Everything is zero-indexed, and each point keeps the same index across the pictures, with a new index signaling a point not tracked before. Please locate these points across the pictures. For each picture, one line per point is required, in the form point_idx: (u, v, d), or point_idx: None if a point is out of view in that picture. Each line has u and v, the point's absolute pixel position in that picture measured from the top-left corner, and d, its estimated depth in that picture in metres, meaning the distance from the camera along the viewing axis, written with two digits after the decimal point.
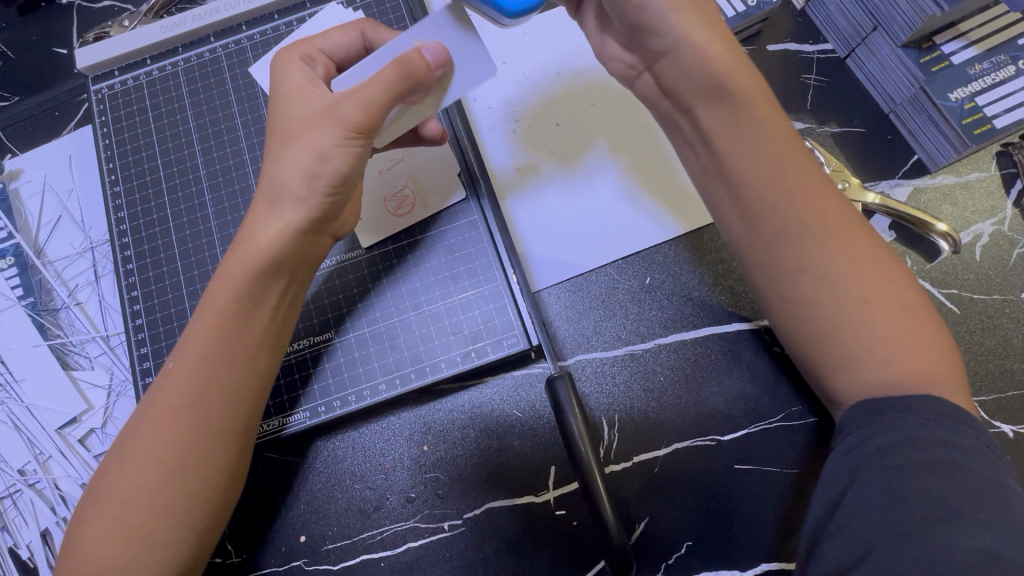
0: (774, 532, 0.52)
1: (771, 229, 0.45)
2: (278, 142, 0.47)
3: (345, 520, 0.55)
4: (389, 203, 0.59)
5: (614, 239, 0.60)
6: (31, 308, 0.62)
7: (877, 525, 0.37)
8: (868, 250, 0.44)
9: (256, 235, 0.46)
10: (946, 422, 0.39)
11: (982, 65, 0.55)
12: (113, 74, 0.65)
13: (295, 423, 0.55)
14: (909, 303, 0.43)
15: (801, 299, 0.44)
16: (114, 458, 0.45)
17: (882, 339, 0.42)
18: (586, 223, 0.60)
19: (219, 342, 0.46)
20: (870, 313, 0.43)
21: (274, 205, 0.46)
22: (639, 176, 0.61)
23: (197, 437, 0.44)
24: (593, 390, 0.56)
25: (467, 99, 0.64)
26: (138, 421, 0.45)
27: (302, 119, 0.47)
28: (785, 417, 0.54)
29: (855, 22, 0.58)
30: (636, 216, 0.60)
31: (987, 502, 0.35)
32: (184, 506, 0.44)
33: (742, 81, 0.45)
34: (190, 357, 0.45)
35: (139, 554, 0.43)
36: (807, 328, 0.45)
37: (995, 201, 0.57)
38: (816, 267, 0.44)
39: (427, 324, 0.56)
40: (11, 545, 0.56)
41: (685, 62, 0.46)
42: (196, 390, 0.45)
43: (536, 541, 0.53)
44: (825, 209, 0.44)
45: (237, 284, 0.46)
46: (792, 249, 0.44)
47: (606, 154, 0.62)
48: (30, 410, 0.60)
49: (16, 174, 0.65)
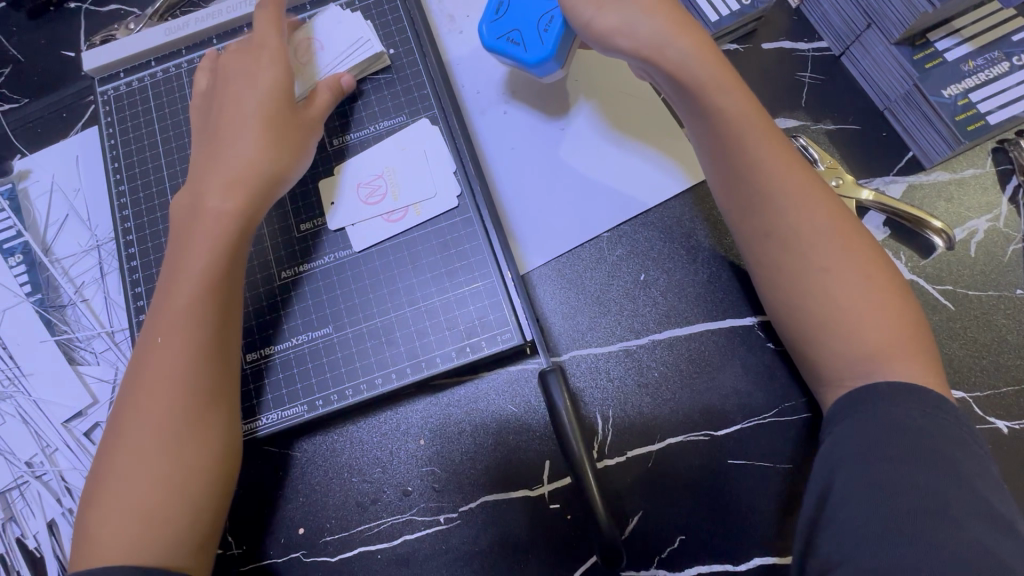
0: (766, 527, 0.52)
1: (748, 202, 0.47)
2: (229, 125, 0.55)
3: (342, 513, 0.56)
4: (362, 191, 0.61)
5: (619, 196, 0.61)
6: (39, 304, 0.63)
7: (864, 517, 0.37)
8: (845, 237, 0.45)
9: (223, 198, 0.52)
10: (933, 415, 0.39)
11: (976, 61, 0.55)
12: (118, 75, 0.66)
13: (268, 424, 0.56)
14: (885, 272, 0.44)
15: (777, 270, 0.46)
16: (107, 448, 0.46)
17: (868, 321, 0.43)
18: (588, 158, 0.63)
19: (196, 306, 0.48)
20: (851, 287, 0.43)
21: (234, 179, 0.52)
22: (633, 110, 0.63)
23: (184, 406, 0.46)
24: (587, 386, 0.57)
25: (461, 91, 0.66)
26: (125, 408, 0.47)
27: (257, 102, 0.55)
28: (778, 412, 0.54)
29: (849, 20, 0.59)
30: (635, 178, 0.62)
31: (972, 495, 0.36)
32: (183, 477, 0.45)
33: (708, 69, 0.47)
34: (170, 326, 0.48)
35: (155, 534, 0.43)
36: (787, 305, 0.46)
37: (990, 197, 0.57)
38: (787, 236, 0.45)
39: (422, 320, 0.57)
40: (19, 535, 0.58)
41: (661, 64, 0.48)
42: (181, 359, 0.47)
43: (531, 535, 0.54)
44: (794, 176, 0.46)
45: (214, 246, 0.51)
46: (768, 218, 0.46)
47: (598, 122, 0.63)
48: (38, 404, 0.61)
49: (25, 174, 0.67)
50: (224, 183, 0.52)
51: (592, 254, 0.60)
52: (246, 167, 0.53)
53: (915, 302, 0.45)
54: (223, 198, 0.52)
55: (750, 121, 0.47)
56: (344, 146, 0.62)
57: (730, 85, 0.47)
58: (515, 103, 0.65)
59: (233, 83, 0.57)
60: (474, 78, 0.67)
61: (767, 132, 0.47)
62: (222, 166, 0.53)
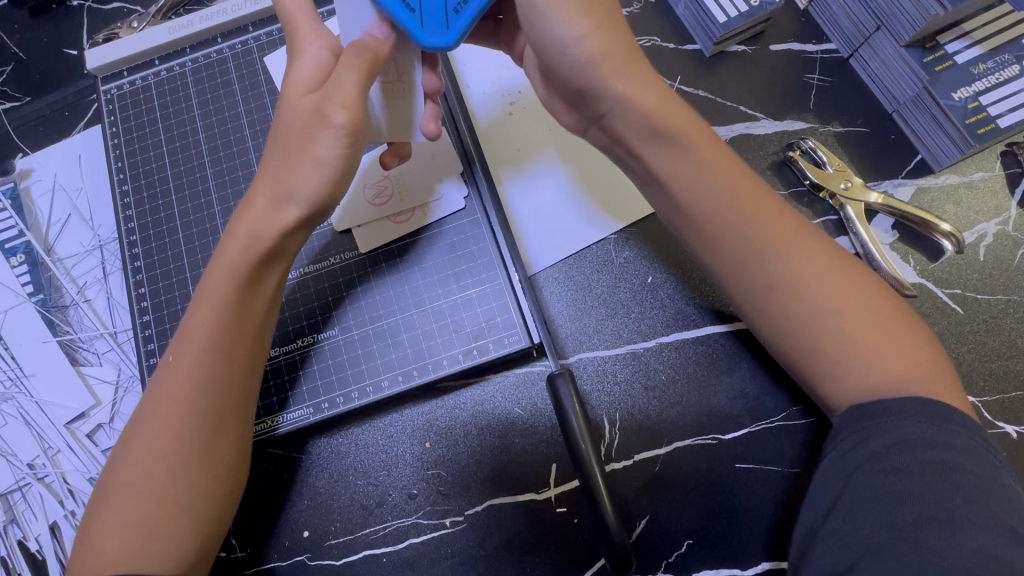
0: (773, 531, 0.52)
1: (741, 255, 0.45)
2: (279, 145, 0.48)
3: (347, 517, 0.55)
4: (367, 192, 0.60)
5: (559, 236, 0.60)
6: (42, 305, 0.63)
7: (869, 527, 0.37)
8: (834, 264, 0.44)
9: (261, 228, 0.48)
10: (942, 420, 0.39)
11: (985, 64, 0.55)
12: (122, 74, 0.66)
13: (286, 423, 0.56)
14: (885, 299, 0.44)
15: (775, 315, 0.44)
16: (122, 451, 0.45)
17: (867, 337, 0.42)
18: (544, 214, 0.61)
19: (215, 331, 0.46)
20: (855, 315, 0.43)
21: (280, 208, 0.48)
22: (599, 178, 0.61)
23: (202, 430, 0.45)
24: (594, 389, 0.56)
25: (463, 87, 0.65)
26: (139, 419, 0.46)
27: (300, 121, 0.47)
28: (786, 416, 0.54)
29: (858, 22, 0.59)
30: (578, 222, 0.61)
31: (982, 502, 0.36)
32: (190, 497, 0.44)
33: (684, 127, 0.46)
34: (189, 342, 0.46)
35: (149, 546, 0.42)
36: (784, 337, 0.45)
37: (999, 200, 0.57)
38: (787, 284, 0.44)
39: (429, 322, 0.57)
40: (20, 538, 0.57)
41: (626, 117, 0.47)
42: (197, 380, 0.45)
43: (537, 538, 0.53)
44: (783, 231, 0.45)
45: (234, 266, 0.47)
46: (763, 268, 0.45)
47: (562, 159, 0.62)
48: (40, 405, 0.61)
49: (26, 173, 0.66)
50: (266, 208, 0.48)
51: (598, 256, 0.60)
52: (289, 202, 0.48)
53: (918, 320, 0.45)
54: (257, 223, 0.48)
55: (740, 183, 0.46)
56: None
57: (705, 150, 0.47)
58: (514, 107, 0.64)
59: (292, 82, 0.49)
60: (481, 76, 0.65)
61: (755, 191, 0.46)
62: (274, 190, 0.48)
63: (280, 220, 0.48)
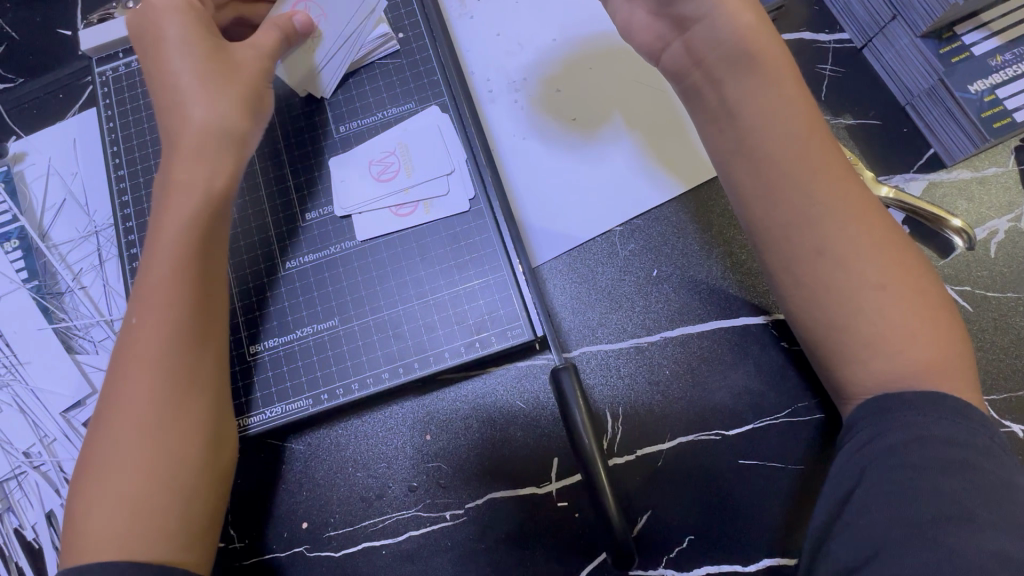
0: (779, 527, 0.51)
1: (790, 212, 0.43)
2: (175, 94, 0.51)
3: (346, 508, 0.55)
4: (373, 168, 0.60)
5: (614, 200, 0.60)
6: (36, 291, 0.62)
7: (887, 525, 0.36)
8: (885, 237, 0.42)
9: (191, 173, 0.50)
10: (959, 420, 0.38)
11: (1004, 56, 0.53)
12: (117, 56, 0.64)
13: (295, 411, 0.55)
14: (930, 290, 0.42)
15: (817, 284, 0.43)
16: (98, 426, 0.44)
17: (902, 324, 0.41)
18: (605, 189, 0.60)
19: (177, 277, 0.47)
20: (898, 297, 0.41)
21: (202, 149, 0.50)
22: (652, 136, 0.61)
23: (173, 391, 0.45)
24: (597, 383, 0.56)
25: (473, 76, 0.65)
26: (113, 382, 0.45)
27: (206, 69, 0.51)
28: (792, 412, 0.53)
29: (874, 11, 0.57)
30: (637, 188, 0.60)
31: (1001, 502, 0.35)
32: (175, 468, 0.43)
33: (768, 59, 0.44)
34: (149, 304, 0.46)
35: (135, 526, 0.42)
36: (825, 324, 0.43)
37: (1012, 196, 0.56)
38: (836, 251, 0.42)
39: (431, 313, 0.56)
40: (16, 526, 0.57)
41: (715, 32, 0.45)
42: (165, 342, 0.45)
43: (539, 532, 0.53)
44: (843, 192, 0.43)
45: (188, 213, 0.49)
46: (813, 231, 0.43)
47: (621, 126, 0.62)
48: (35, 393, 0.60)
49: (20, 156, 0.65)
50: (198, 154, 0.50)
51: (604, 248, 0.59)
52: (205, 131, 0.51)
53: (957, 315, 0.43)
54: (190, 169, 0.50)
55: (802, 147, 0.44)
56: (349, 132, 0.61)
57: (785, 86, 0.44)
58: (527, 91, 0.64)
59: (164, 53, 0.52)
60: (489, 65, 0.65)
61: (823, 141, 0.44)
62: (165, 132, 0.52)
63: (207, 161, 0.50)
